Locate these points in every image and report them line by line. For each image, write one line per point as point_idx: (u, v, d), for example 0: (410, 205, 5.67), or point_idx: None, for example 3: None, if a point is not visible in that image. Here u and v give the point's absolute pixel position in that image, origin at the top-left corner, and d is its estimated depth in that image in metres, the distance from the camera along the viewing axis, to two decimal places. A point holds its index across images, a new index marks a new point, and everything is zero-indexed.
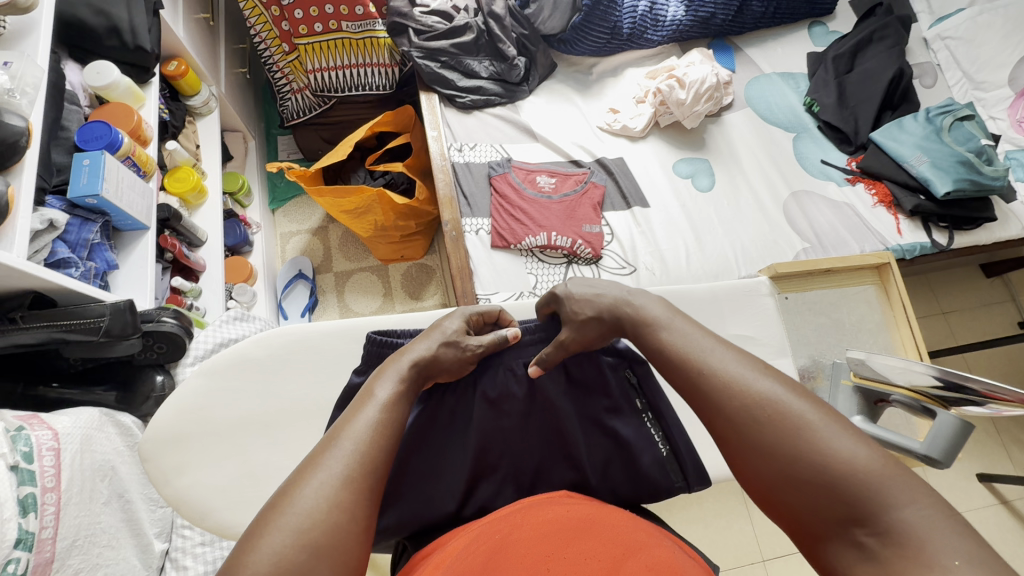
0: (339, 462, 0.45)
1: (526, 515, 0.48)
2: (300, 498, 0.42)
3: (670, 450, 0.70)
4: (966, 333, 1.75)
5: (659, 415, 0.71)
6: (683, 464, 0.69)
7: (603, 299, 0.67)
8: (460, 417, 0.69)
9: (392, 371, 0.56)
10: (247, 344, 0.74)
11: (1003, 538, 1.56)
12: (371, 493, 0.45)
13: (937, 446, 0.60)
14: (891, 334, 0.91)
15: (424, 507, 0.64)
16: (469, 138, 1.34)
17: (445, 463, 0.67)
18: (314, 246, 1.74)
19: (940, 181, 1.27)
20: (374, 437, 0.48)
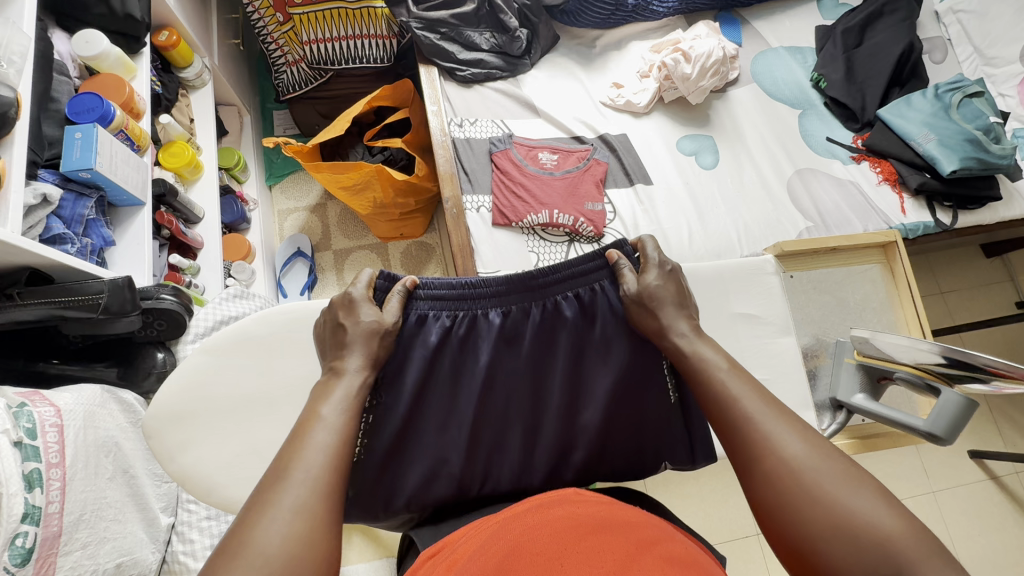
0: (294, 496, 0.44)
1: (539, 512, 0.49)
2: (260, 536, 0.41)
3: (679, 399, 0.69)
4: (963, 314, 1.76)
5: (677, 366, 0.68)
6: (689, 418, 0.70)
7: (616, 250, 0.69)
8: (467, 359, 0.68)
9: (342, 386, 0.56)
10: (248, 320, 0.65)
11: (987, 511, 1.61)
12: (332, 505, 0.46)
13: (941, 424, 0.62)
14: (895, 313, 0.90)
15: (431, 448, 0.65)
16: (469, 113, 1.30)
17: (452, 406, 0.66)
18: (312, 224, 1.72)
19: (947, 160, 1.26)
20: (329, 463, 0.48)
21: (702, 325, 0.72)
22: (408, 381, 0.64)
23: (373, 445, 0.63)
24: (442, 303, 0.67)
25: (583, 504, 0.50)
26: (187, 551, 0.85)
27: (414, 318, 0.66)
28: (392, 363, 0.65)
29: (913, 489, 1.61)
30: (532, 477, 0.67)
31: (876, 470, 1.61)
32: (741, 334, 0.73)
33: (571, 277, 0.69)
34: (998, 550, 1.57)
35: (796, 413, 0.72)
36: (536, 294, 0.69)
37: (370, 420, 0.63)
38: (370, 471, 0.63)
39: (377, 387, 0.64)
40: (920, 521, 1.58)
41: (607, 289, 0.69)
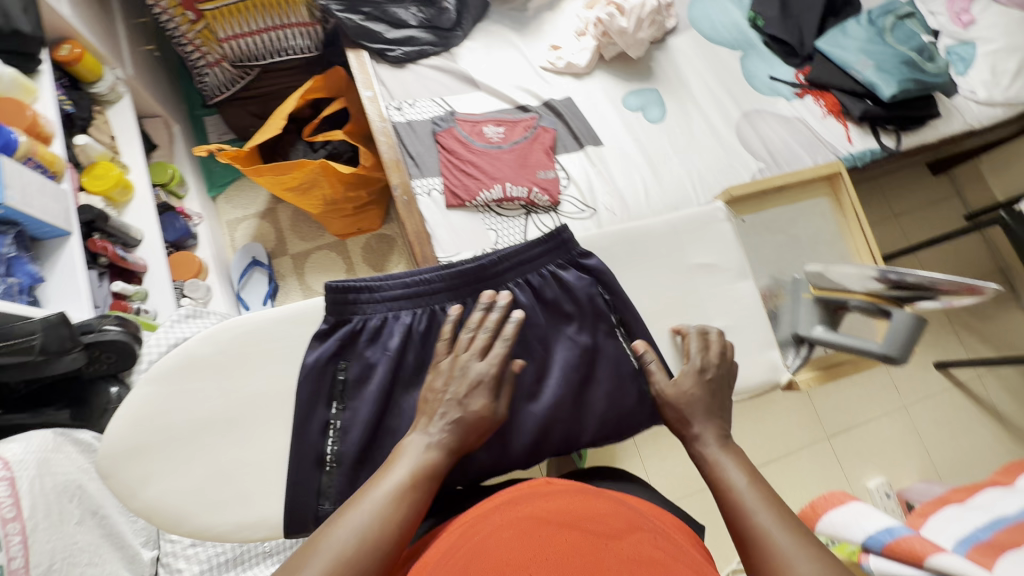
0: (347, 539, 0.46)
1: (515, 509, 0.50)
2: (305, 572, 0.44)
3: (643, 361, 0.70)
4: (917, 233, 1.82)
5: (630, 327, 0.70)
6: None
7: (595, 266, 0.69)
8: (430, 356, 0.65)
9: (409, 456, 0.54)
10: (191, 341, 0.62)
11: (956, 417, 1.70)
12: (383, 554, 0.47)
13: (894, 346, 0.63)
14: (847, 243, 0.87)
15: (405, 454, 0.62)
16: (407, 94, 1.25)
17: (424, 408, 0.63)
18: (265, 230, 1.66)
19: (885, 84, 1.27)
20: (398, 512, 0.49)
21: (660, 279, 0.72)
22: (372, 386, 0.62)
23: (344, 448, 0.61)
24: (397, 303, 0.65)
25: (553, 502, 0.51)
26: None
27: (373, 321, 0.64)
28: (355, 366, 0.63)
29: (887, 407, 1.68)
30: (513, 457, 0.66)
31: (851, 395, 1.68)
32: (700, 283, 0.73)
33: (524, 261, 0.68)
34: (969, 452, 1.67)
35: (762, 353, 0.73)
36: (490, 284, 0.67)
37: (339, 425, 0.62)
38: (342, 481, 0.60)
39: (343, 394, 0.62)
40: (896, 436, 1.66)
41: (558, 273, 0.69)
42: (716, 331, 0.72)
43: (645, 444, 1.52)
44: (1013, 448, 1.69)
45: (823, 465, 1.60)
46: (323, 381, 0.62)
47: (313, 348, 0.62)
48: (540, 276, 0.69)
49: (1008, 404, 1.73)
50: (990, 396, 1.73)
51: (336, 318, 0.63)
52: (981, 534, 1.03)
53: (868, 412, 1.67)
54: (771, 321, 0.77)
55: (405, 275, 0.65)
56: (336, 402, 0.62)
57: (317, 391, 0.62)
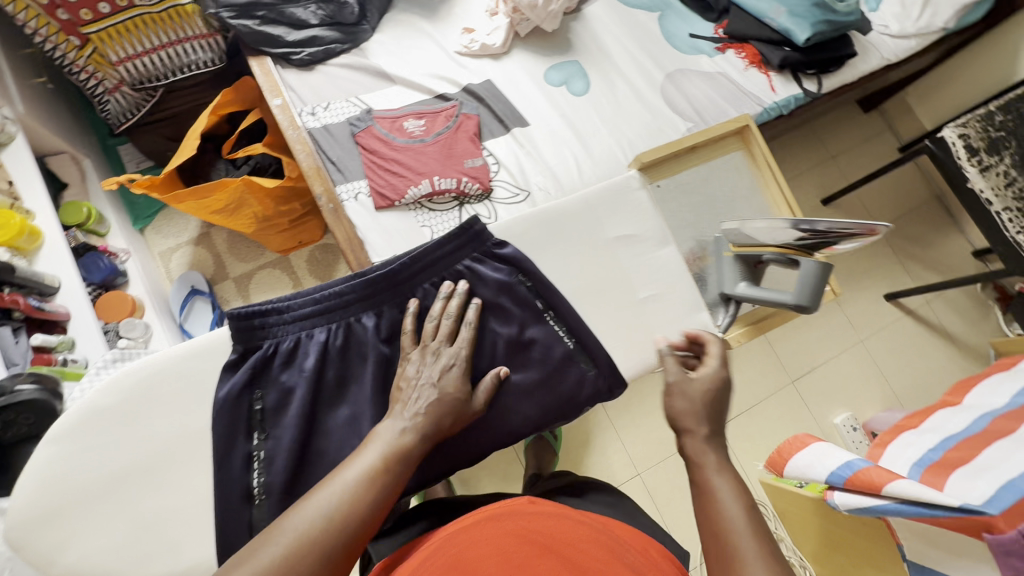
0: (312, 514, 0.46)
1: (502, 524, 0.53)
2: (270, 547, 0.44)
3: (577, 342, 0.69)
4: (855, 171, 1.86)
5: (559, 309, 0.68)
6: (592, 352, 0.68)
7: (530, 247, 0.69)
8: (351, 371, 0.63)
9: (381, 439, 0.53)
10: (92, 393, 0.58)
11: (910, 344, 1.76)
12: (347, 535, 0.46)
13: (805, 293, 0.66)
14: (764, 195, 0.84)
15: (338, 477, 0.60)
16: (319, 98, 1.20)
17: (351, 425, 0.62)
18: (201, 257, 1.59)
19: (799, 28, 1.28)
20: (361, 490, 0.49)
21: (581, 257, 0.71)
22: (292, 411, 0.60)
23: (270, 479, 0.58)
24: (307, 323, 0.62)
25: (538, 521, 0.52)
26: None
27: (285, 345, 0.61)
28: (272, 393, 0.60)
29: (844, 344, 1.73)
30: (452, 463, 0.64)
31: (810, 337, 1.72)
32: (623, 255, 0.72)
33: (437, 260, 0.65)
34: (926, 374, 1.73)
35: (692, 317, 0.73)
36: (404, 288, 0.65)
37: (263, 456, 0.59)
38: (273, 513, 0.58)
39: (263, 424, 0.60)
40: (857, 370, 1.71)
41: (474, 266, 0.67)
42: (643, 301, 0.72)
43: (617, 415, 1.53)
44: (964, 365, 1.77)
45: (791, 409, 1.65)
46: (239, 417, 0.59)
47: (225, 380, 0.60)
48: (456, 272, 0.66)
49: (957, 324, 1.80)
50: (939, 319, 1.79)
51: (244, 347, 0.60)
52: (933, 455, 1.07)
53: (828, 351, 1.71)
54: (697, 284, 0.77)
55: (313, 292, 0.63)
56: (257, 432, 0.60)
57: (234, 426, 0.59)
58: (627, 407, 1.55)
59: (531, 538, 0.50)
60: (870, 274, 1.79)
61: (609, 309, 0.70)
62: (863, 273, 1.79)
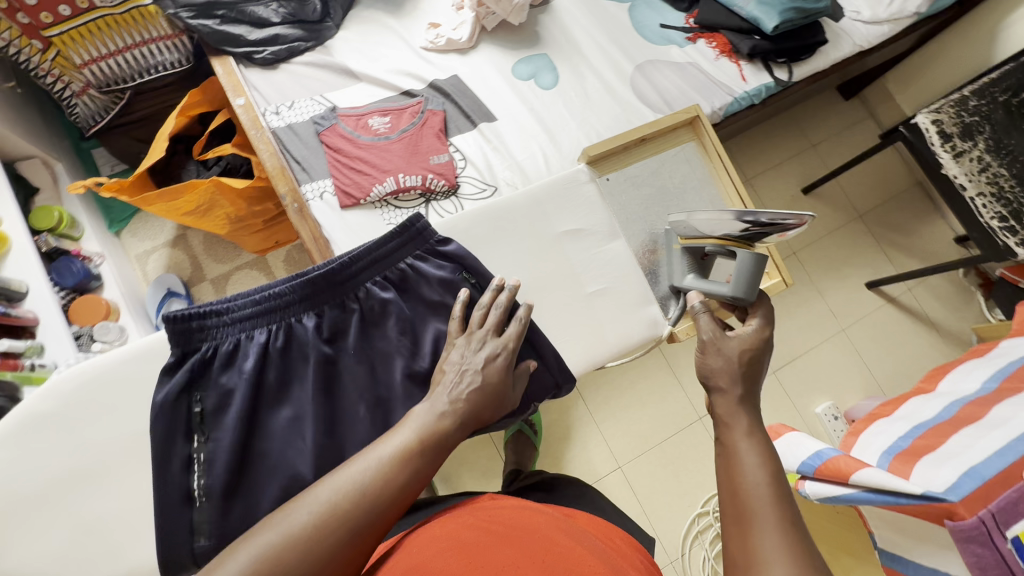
0: (332, 494, 0.47)
1: (459, 518, 0.56)
2: (286, 522, 0.45)
3: None
4: (834, 159, 1.85)
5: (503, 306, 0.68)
6: (537, 346, 0.67)
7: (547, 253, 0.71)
8: (294, 372, 0.63)
9: (413, 422, 0.54)
10: (31, 399, 0.58)
11: (892, 332, 1.75)
12: (370, 517, 0.47)
13: (742, 287, 0.65)
14: (717, 186, 0.82)
15: (279, 478, 0.60)
16: (284, 97, 1.19)
17: (293, 425, 0.62)
18: (178, 259, 1.59)
19: (768, 17, 1.26)
20: (384, 475, 0.49)
21: (528, 253, 0.71)
22: (232, 412, 0.60)
23: (210, 481, 0.58)
24: (247, 324, 0.62)
25: (498, 513, 0.56)
26: None
27: (225, 346, 0.61)
28: (212, 396, 0.60)
29: (826, 333, 1.73)
30: None
31: (790, 327, 1.71)
32: (571, 250, 0.72)
33: (378, 259, 0.65)
34: (908, 362, 1.73)
35: (641, 310, 0.73)
36: (346, 287, 0.64)
37: (203, 458, 0.59)
38: (212, 515, 0.58)
39: (203, 426, 0.60)
40: (838, 360, 1.71)
41: (416, 265, 0.66)
42: (591, 295, 0.71)
43: (597, 408, 1.53)
44: (947, 352, 1.76)
45: (771, 399, 1.64)
46: (176, 421, 0.59)
47: (161, 383, 0.59)
48: (399, 270, 0.66)
49: (940, 311, 1.79)
50: (921, 306, 1.79)
51: (182, 350, 0.60)
52: (902, 443, 1.07)
53: (809, 341, 1.71)
54: (647, 278, 0.77)
55: (252, 293, 0.63)
56: (196, 434, 0.60)
57: (171, 430, 0.58)
58: (606, 401, 1.55)
59: (494, 528, 0.53)
60: (851, 263, 1.79)
61: (557, 304, 0.70)
62: (844, 262, 1.78)
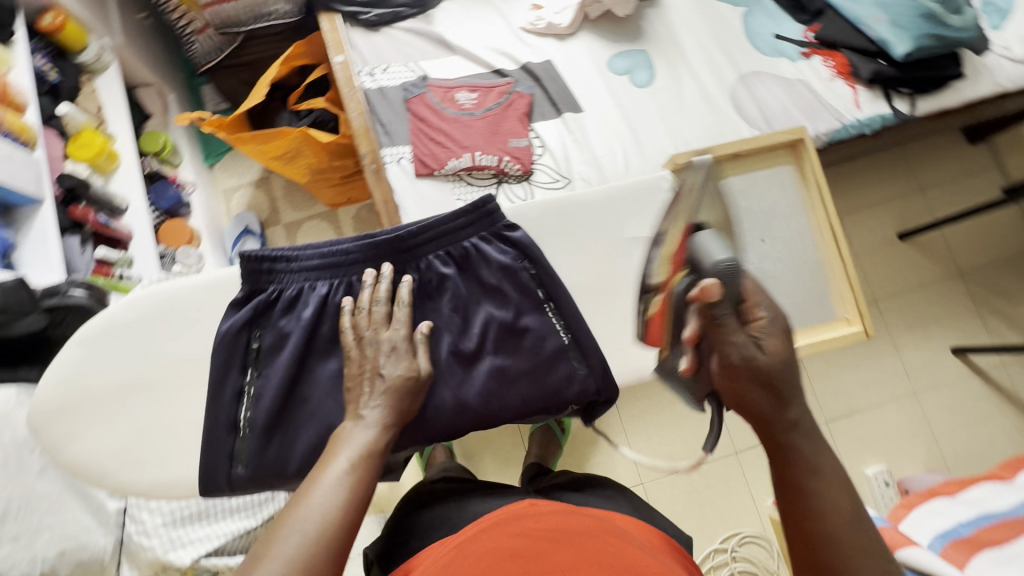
0: (297, 539, 0.46)
1: (502, 527, 0.59)
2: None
3: (573, 339, 0.67)
4: (943, 207, 1.68)
5: (560, 302, 0.67)
6: (586, 352, 0.66)
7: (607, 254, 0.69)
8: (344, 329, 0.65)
9: (349, 443, 0.55)
10: (114, 307, 0.63)
11: (972, 406, 1.59)
12: (341, 547, 0.47)
13: (718, 252, 0.56)
14: (807, 218, 0.81)
15: (317, 425, 0.62)
16: (380, 60, 1.22)
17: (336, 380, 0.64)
18: (259, 199, 1.69)
19: (899, 41, 1.15)
20: (341, 500, 0.50)
21: (593, 253, 0.69)
22: (285, 354, 0.63)
23: (255, 414, 0.62)
24: (313, 274, 0.65)
25: (541, 520, 0.59)
26: (142, 530, 0.89)
27: (289, 292, 0.64)
28: (269, 335, 0.63)
29: (894, 393, 1.59)
30: (420, 438, 0.64)
31: (855, 378, 1.60)
32: (638, 258, 0.69)
33: (445, 234, 0.65)
34: (984, 441, 1.56)
35: None
36: (409, 256, 0.66)
37: (253, 391, 0.63)
38: (252, 446, 0.61)
39: (258, 361, 0.63)
40: (903, 423, 1.57)
41: (480, 245, 0.66)
42: None
43: (630, 420, 1.50)
44: None
45: None
46: (235, 352, 0.62)
47: (228, 314, 0.63)
48: (463, 249, 0.66)
49: None
50: (1013, 384, 1.60)
51: (251, 288, 0.64)
52: (961, 530, 0.97)
53: (873, 397, 1.58)
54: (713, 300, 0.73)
55: (321, 246, 0.65)
56: (251, 368, 0.63)
57: (229, 360, 0.62)
58: (641, 415, 1.51)
59: (540, 533, 0.56)
60: (939, 323, 1.63)
61: (612, 309, 0.68)
62: (931, 320, 1.63)
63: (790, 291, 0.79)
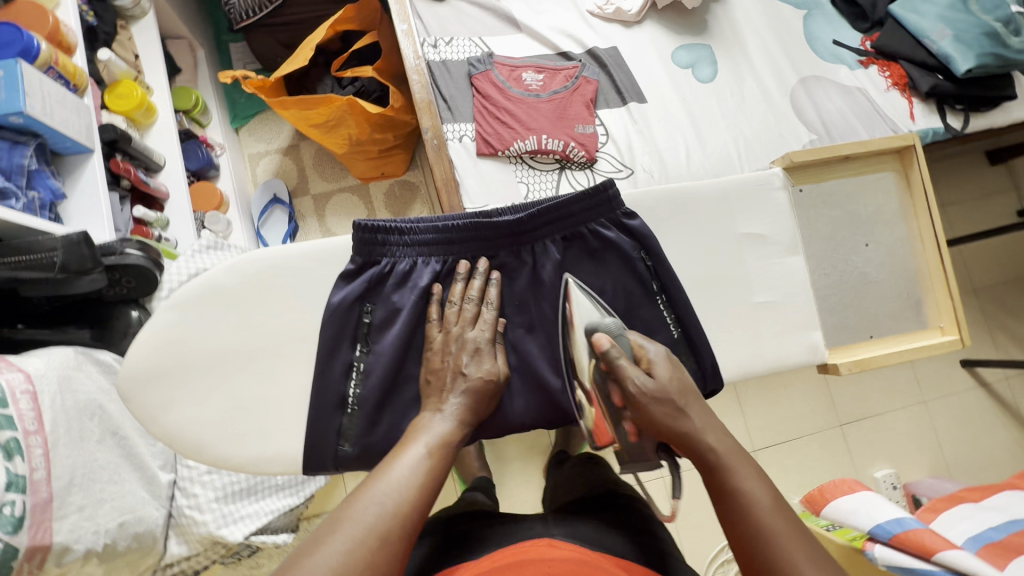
0: (373, 515, 0.44)
1: (514, 572, 0.49)
2: (323, 553, 0.41)
3: (682, 333, 0.66)
4: (963, 224, 1.73)
5: (673, 296, 0.66)
6: (696, 350, 0.65)
7: (716, 250, 0.68)
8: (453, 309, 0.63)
9: (427, 431, 0.53)
10: (216, 271, 0.60)
11: (977, 417, 1.66)
12: (411, 536, 0.45)
13: (599, 314, 0.62)
14: (908, 225, 0.79)
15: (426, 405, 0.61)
16: (443, 32, 1.18)
17: None
18: (287, 167, 1.61)
19: (962, 58, 1.17)
20: (416, 488, 0.48)
21: (704, 248, 0.68)
22: (397, 330, 0.60)
23: (366, 391, 0.59)
24: (428, 249, 0.62)
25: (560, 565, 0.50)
26: (192, 505, 0.85)
27: (402, 265, 0.61)
28: (381, 310, 0.61)
29: (906, 400, 1.65)
30: (516, 425, 0.64)
31: (871, 384, 1.64)
32: (748, 255, 0.69)
33: (563, 218, 0.63)
34: (985, 450, 1.64)
35: (803, 334, 0.69)
36: (525, 238, 0.63)
37: (362, 368, 0.60)
38: (362, 425, 0.59)
39: (367, 337, 0.61)
40: (912, 430, 1.63)
41: (598, 231, 0.64)
42: (757, 306, 0.68)
43: None
44: None
45: (833, 451, 1.59)
46: (345, 326, 0.60)
47: (339, 285, 0.60)
48: (580, 233, 0.64)
49: None
50: (1014, 398, 1.68)
51: (364, 260, 0.60)
52: (994, 535, 1.01)
53: (885, 403, 1.64)
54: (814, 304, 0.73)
55: (436, 220, 0.62)
56: (360, 344, 0.61)
57: (339, 333, 0.60)
58: None
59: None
60: None
61: (721, 306, 0.68)
62: None
63: (885, 300, 0.78)
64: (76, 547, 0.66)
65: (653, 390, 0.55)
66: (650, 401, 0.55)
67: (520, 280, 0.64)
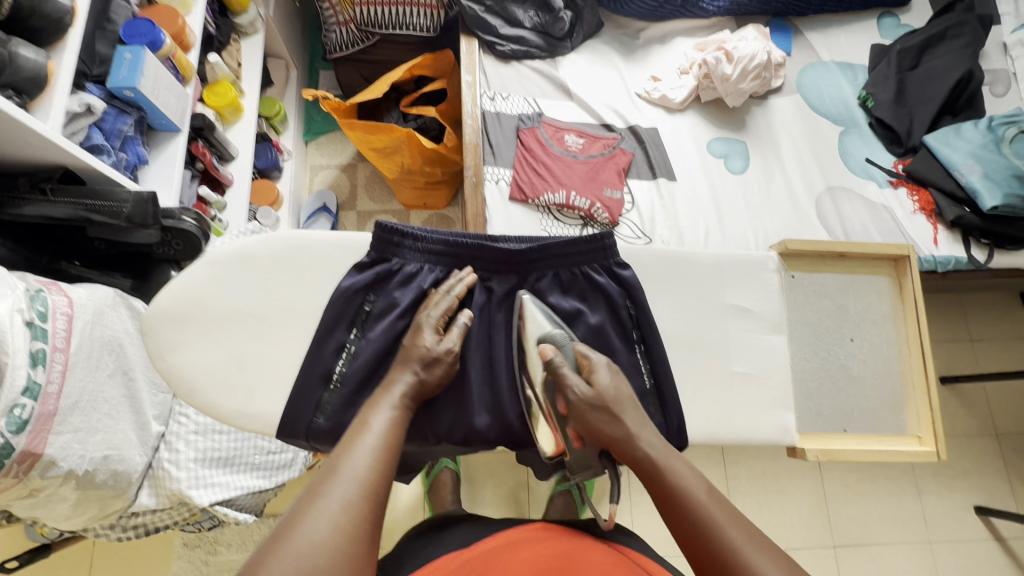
0: (342, 492, 0.48)
1: (514, 550, 0.62)
2: (306, 528, 0.45)
3: (654, 384, 0.72)
4: (989, 363, 1.68)
5: (650, 346, 0.72)
6: (664, 403, 0.71)
7: (691, 314, 0.74)
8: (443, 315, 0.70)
9: (387, 400, 0.59)
10: (251, 241, 0.69)
11: (987, 571, 1.53)
12: (375, 513, 0.49)
13: (546, 322, 0.69)
14: (897, 329, 0.86)
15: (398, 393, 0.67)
16: (503, 88, 1.31)
17: None
18: (341, 182, 1.76)
19: (989, 194, 1.20)
20: (374, 463, 0.52)
21: (681, 310, 0.74)
22: (389, 322, 0.67)
23: (350, 371, 0.67)
24: (433, 258, 0.70)
25: (549, 546, 0.62)
26: (172, 460, 0.89)
27: (408, 267, 0.69)
28: (381, 302, 0.68)
29: (910, 536, 1.54)
30: (480, 438, 0.70)
31: (873, 510, 1.56)
32: (732, 324, 0.75)
33: (560, 256, 0.71)
34: None
35: (766, 410, 0.73)
36: (522, 268, 0.71)
37: (353, 350, 0.68)
38: (340, 401, 0.66)
39: (363, 324, 0.68)
40: (912, 571, 1.52)
41: (591, 276, 0.72)
42: (734, 374, 0.74)
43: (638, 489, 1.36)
44: None
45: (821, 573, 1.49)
46: (347, 309, 0.68)
47: (351, 274, 0.68)
48: (575, 274, 0.72)
49: None
50: None
51: (378, 255, 0.68)
52: None
53: (886, 534, 1.54)
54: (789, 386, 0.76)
55: (447, 234, 0.70)
56: (355, 329, 0.68)
57: (342, 315, 0.68)
58: None
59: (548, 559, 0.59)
60: (966, 477, 1.60)
61: (689, 365, 0.73)
62: (960, 471, 1.60)
63: (860, 397, 0.84)
64: (61, 464, 0.71)
65: (590, 399, 0.63)
66: (588, 407, 0.63)
67: (508, 304, 0.71)
